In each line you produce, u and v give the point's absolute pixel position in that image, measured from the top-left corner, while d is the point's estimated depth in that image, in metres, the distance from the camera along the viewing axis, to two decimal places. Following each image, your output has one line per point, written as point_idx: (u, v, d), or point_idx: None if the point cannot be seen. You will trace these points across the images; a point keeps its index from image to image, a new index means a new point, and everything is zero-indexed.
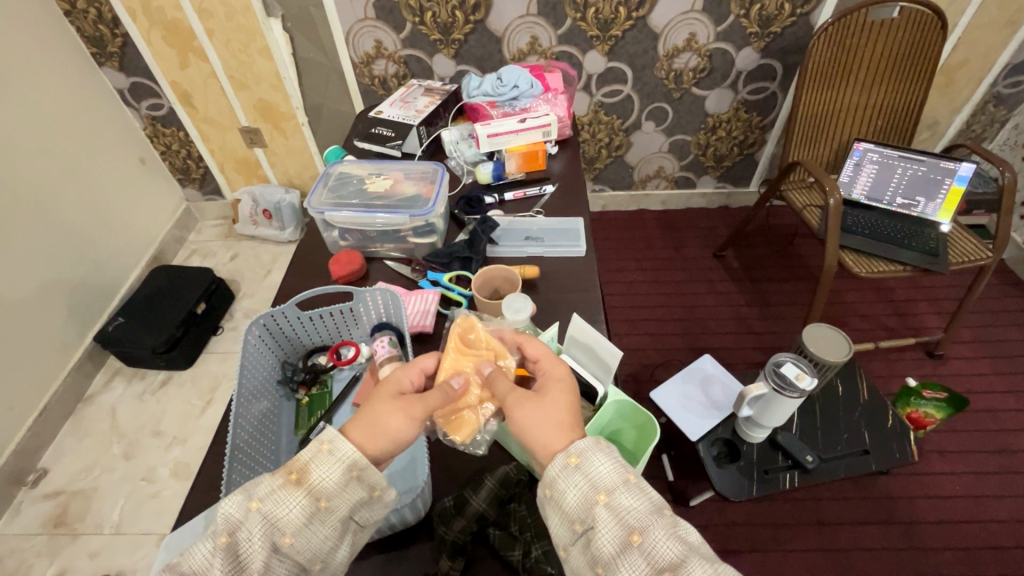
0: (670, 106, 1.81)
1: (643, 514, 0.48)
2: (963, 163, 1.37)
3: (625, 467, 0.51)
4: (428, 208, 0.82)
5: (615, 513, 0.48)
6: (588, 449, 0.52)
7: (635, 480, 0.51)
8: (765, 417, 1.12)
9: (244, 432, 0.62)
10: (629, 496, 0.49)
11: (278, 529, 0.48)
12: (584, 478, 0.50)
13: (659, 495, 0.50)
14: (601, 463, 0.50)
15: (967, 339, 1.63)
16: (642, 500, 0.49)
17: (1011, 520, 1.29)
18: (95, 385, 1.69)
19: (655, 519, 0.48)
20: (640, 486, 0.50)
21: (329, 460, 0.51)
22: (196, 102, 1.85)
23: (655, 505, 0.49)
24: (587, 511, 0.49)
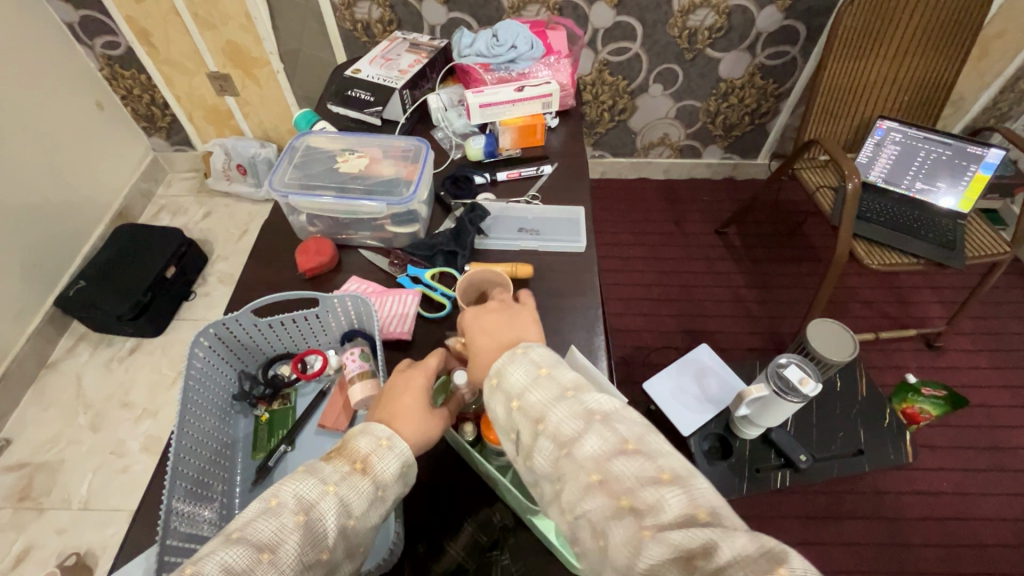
0: (681, 68, 1.67)
1: (549, 401, 0.48)
2: (992, 149, 1.28)
3: (538, 362, 0.51)
4: (409, 195, 0.71)
5: (527, 411, 0.49)
6: (505, 358, 0.52)
7: (546, 372, 0.50)
8: (762, 416, 1.07)
9: (193, 459, 0.54)
10: (537, 392, 0.49)
11: (347, 512, 0.44)
12: (500, 389, 0.50)
13: (568, 377, 0.50)
14: (511, 371, 0.50)
15: (967, 331, 1.59)
16: (549, 388, 0.49)
17: (996, 518, 1.28)
18: (59, 351, 1.60)
19: (559, 403, 0.48)
20: (550, 376, 0.50)
21: (387, 454, 0.47)
22: (156, 42, 1.66)
23: (560, 388, 0.49)
24: (509, 418, 0.50)
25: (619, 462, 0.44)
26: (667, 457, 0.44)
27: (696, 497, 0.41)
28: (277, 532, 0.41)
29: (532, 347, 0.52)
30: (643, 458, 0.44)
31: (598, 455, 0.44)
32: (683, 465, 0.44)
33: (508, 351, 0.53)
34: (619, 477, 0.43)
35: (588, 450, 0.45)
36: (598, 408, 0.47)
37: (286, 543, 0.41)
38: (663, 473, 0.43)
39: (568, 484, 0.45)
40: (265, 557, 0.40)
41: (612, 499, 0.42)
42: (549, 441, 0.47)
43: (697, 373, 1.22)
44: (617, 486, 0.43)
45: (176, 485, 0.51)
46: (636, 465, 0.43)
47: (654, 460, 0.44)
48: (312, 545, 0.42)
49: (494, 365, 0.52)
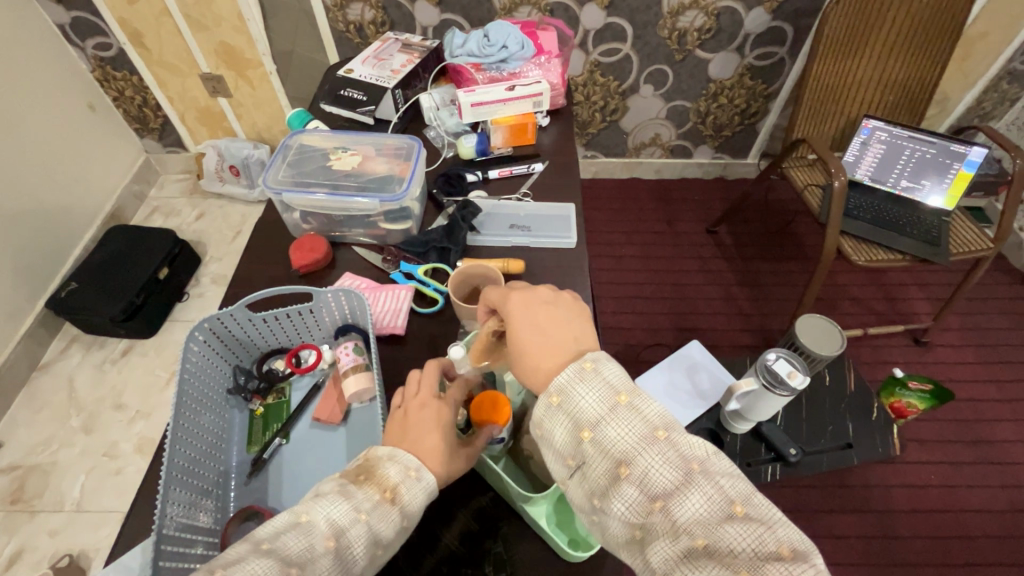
0: (671, 69, 1.69)
1: (634, 440, 0.44)
2: (974, 147, 1.31)
3: (615, 386, 0.47)
4: (402, 191, 0.72)
5: (602, 444, 0.45)
6: (569, 375, 0.48)
7: (627, 402, 0.46)
8: (752, 410, 1.09)
9: (188, 451, 0.55)
10: (616, 426, 0.45)
11: (375, 541, 0.44)
12: (567, 414, 0.47)
13: (655, 414, 0.45)
14: (583, 394, 0.46)
15: (954, 327, 1.62)
16: (634, 423, 0.45)
17: (982, 510, 1.31)
18: (51, 353, 1.59)
19: (649, 444, 0.44)
20: (633, 408, 0.45)
21: (416, 485, 0.47)
22: (149, 43, 1.66)
23: (649, 427, 0.44)
24: (578, 447, 0.47)
25: (729, 527, 0.39)
26: (782, 525, 0.39)
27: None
28: (307, 551, 0.41)
29: (602, 364, 0.48)
30: (755, 524, 0.39)
31: (699, 515, 0.40)
32: (799, 537, 0.39)
33: (576, 365, 0.48)
34: (731, 546, 0.38)
35: (689, 508, 0.40)
36: (695, 457, 0.43)
37: (316, 562, 0.41)
38: (781, 549, 0.38)
39: (657, 539, 0.40)
40: (292, 573, 0.40)
41: (723, 567, 0.37)
42: (634, 486, 0.42)
43: (688, 369, 1.24)
44: (730, 556, 0.37)
45: (171, 477, 0.51)
46: (747, 530, 0.38)
47: (770, 528, 0.39)
48: (338, 567, 0.42)
49: (556, 380, 0.48)
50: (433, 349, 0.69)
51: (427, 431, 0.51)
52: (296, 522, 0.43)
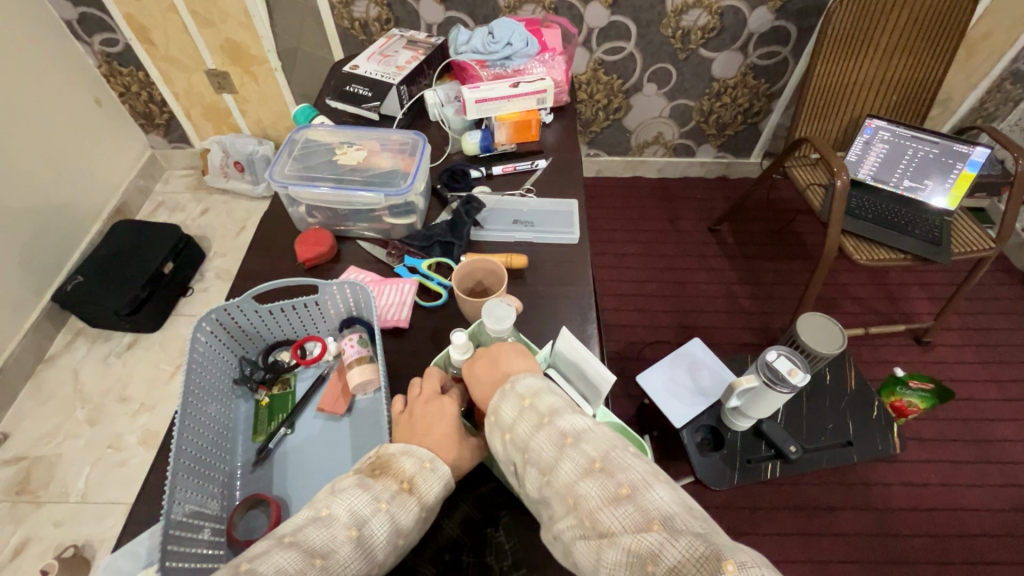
0: (674, 67, 1.69)
1: (529, 431, 0.48)
2: (977, 147, 1.31)
3: (524, 394, 0.50)
4: (406, 186, 0.73)
5: (517, 442, 0.48)
6: (498, 397, 0.51)
7: (530, 402, 0.49)
8: (752, 408, 1.10)
9: (194, 438, 0.55)
10: (521, 423, 0.48)
11: (397, 530, 0.46)
12: (493, 424, 0.50)
13: (546, 402, 0.49)
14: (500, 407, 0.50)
15: (954, 327, 1.62)
16: (530, 416, 0.49)
17: (980, 508, 1.31)
18: (57, 346, 1.61)
19: (539, 431, 0.47)
20: (531, 404, 0.49)
21: (431, 476, 0.49)
22: (155, 39, 1.67)
23: (537, 415, 0.48)
24: (502, 450, 0.50)
25: (586, 483, 0.43)
26: (627, 469, 0.43)
27: (655, 510, 0.40)
28: (329, 541, 0.43)
29: (517, 381, 0.51)
30: (606, 477, 0.43)
31: (570, 479, 0.44)
32: (644, 478, 0.43)
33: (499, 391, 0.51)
34: (588, 499, 0.42)
35: (563, 476, 0.44)
36: (571, 432, 0.46)
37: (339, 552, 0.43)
38: (622, 489, 0.42)
39: (552, 507, 0.45)
40: (317, 561, 0.42)
41: (578, 519, 0.42)
42: (534, 471, 0.47)
43: (690, 366, 1.26)
44: (586, 506, 0.42)
45: (178, 466, 0.52)
46: (599, 485, 0.43)
47: (615, 476, 0.43)
48: (359, 554, 0.44)
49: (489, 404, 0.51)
50: (437, 342, 0.69)
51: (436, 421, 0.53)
52: (317, 515, 0.45)
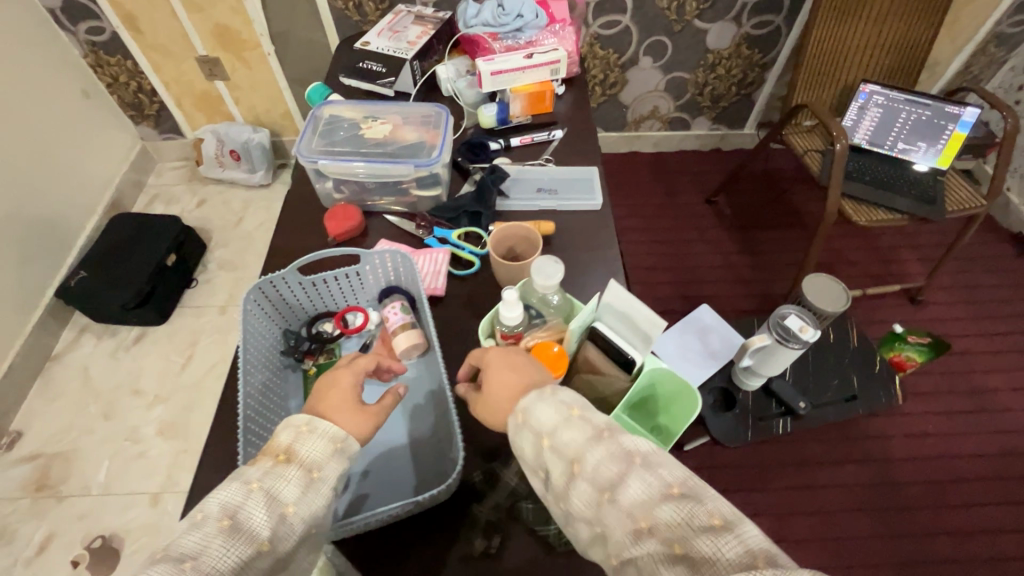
0: (670, 40, 1.71)
1: (583, 441, 0.46)
2: (968, 108, 1.35)
3: (567, 402, 0.49)
4: (435, 157, 0.74)
5: (560, 449, 0.46)
6: (533, 397, 0.50)
7: (578, 413, 0.48)
8: (764, 366, 1.14)
9: (252, 403, 0.57)
10: (568, 431, 0.46)
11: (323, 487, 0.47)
12: (528, 428, 0.48)
13: (602, 417, 0.47)
14: (539, 410, 0.48)
15: (946, 286, 1.68)
16: (583, 428, 0.47)
17: (975, 454, 1.38)
18: (62, 343, 1.59)
19: (596, 443, 0.45)
20: (583, 417, 0.47)
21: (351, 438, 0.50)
22: (142, 26, 1.63)
23: (595, 428, 0.46)
24: (540, 455, 0.48)
25: (665, 506, 0.40)
26: (714, 499, 0.41)
27: (755, 548, 0.37)
28: (238, 502, 0.43)
29: (558, 390, 0.50)
30: (689, 502, 0.40)
31: (641, 499, 0.41)
32: (732, 509, 0.40)
33: (536, 393, 0.50)
34: (666, 522, 0.40)
35: (630, 496, 0.42)
36: (637, 450, 0.44)
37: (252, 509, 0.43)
38: (715, 520, 0.39)
39: (610, 526, 0.42)
40: (227, 523, 0.42)
41: (658, 543, 0.39)
42: (586, 483, 0.44)
43: (699, 331, 1.29)
44: (665, 532, 0.39)
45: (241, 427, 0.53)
46: (682, 510, 0.40)
47: (703, 503, 0.40)
48: (275, 509, 0.44)
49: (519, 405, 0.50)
50: (474, 308, 0.71)
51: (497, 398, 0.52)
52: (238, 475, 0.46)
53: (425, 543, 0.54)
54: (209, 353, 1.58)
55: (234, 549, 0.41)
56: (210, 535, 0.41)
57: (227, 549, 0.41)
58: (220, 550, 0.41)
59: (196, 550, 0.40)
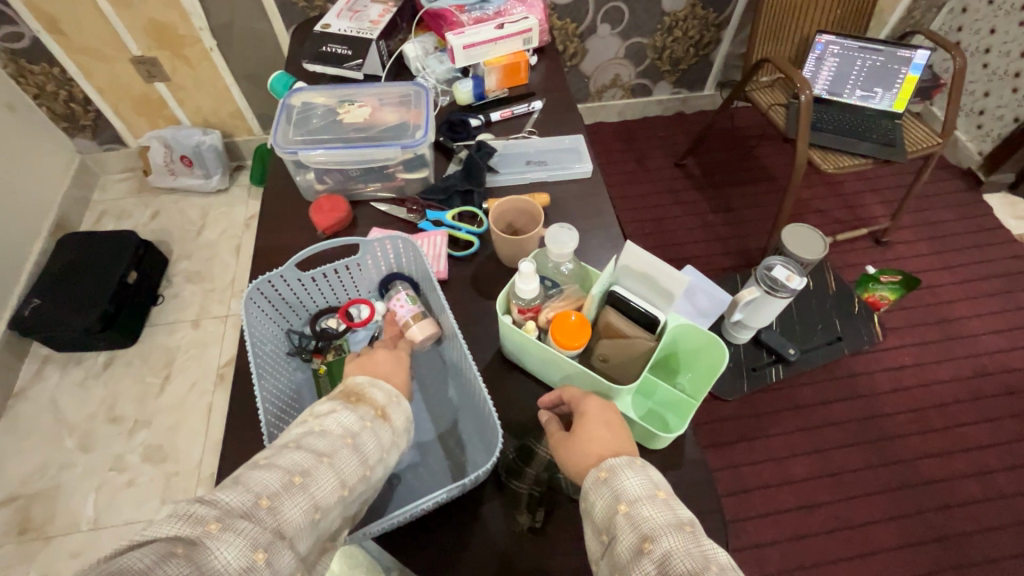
0: (626, 5, 1.70)
1: (660, 522, 0.42)
2: (919, 51, 1.40)
3: (657, 484, 0.46)
4: (422, 136, 0.71)
5: (635, 521, 0.43)
6: (624, 461, 0.47)
7: (665, 497, 0.44)
8: (754, 318, 1.17)
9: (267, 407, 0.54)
10: (651, 508, 0.43)
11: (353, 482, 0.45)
12: (608, 487, 0.45)
13: (688, 514, 0.43)
14: (631, 473, 0.45)
15: (907, 225, 1.76)
16: (665, 514, 0.43)
17: (949, 379, 1.46)
18: (23, 378, 1.49)
19: (676, 531, 0.41)
20: (668, 503, 0.44)
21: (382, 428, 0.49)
22: (67, 28, 1.50)
23: (679, 520, 0.42)
24: (610, 520, 0.44)
25: None
26: None
27: None
28: (311, 457, 0.43)
29: (654, 471, 0.47)
30: None
31: None
32: None
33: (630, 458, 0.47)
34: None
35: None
36: (715, 558, 0.40)
37: (320, 471, 0.43)
38: None
39: None
40: (295, 479, 0.41)
41: None
42: (654, 565, 0.40)
43: None
44: None
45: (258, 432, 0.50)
46: None
47: None
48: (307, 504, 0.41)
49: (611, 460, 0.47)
50: (480, 289, 0.69)
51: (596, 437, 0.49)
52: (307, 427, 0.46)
53: (466, 525, 0.53)
54: (188, 370, 1.51)
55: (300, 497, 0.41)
56: (281, 486, 0.40)
57: (296, 495, 0.40)
58: (289, 496, 0.40)
59: (270, 493, 0.40)
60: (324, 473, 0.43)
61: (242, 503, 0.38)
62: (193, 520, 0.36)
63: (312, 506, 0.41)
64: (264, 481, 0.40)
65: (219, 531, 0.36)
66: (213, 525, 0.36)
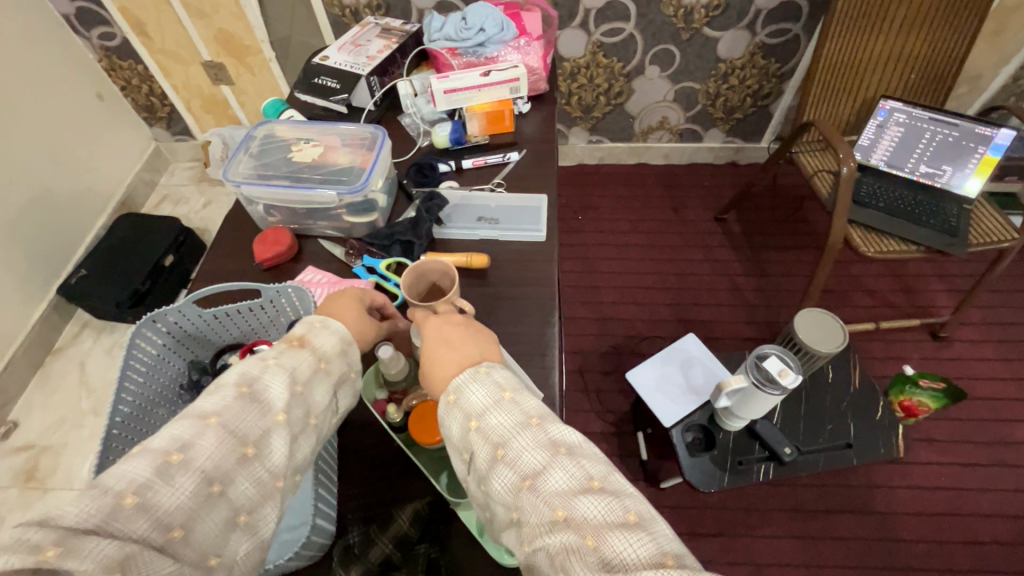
0: (678, 48, 1.62)
1: (513, 425, 0.46)
2: (1001, 130, 1.22)
3: (500, 384, 0.49)
4: (361, 183, 0.71)
5: (486, 433, 0.47)
6: (467, 375, 0.50)
7: (511, 397, 0.48)
8: (743, 409, 1.05)
9: (134, 424, 0.57)
10: (498, 414, 0.47)
11: (240, 438, 0.44)
12: (458, 409, 0.49)
13: (533, 405, 0.48)
14: (471, 390, 0.48)
15: (975, 321, 1.53)
16: (513, 413, 0.47)
17: (992, 514, 1.24)
18: (65, 337, 1.66)
19: (525, 430, 0.46)
20: (516, 402, 0.48)
21: (294, 355, 0.51)
22: (151, 31, 1.67)
23: (525, 415, 0.47)
24: (466, 439, 0.48)
25: (584, 499, 0.41)
26: (632, 498, 0.43)
27: (661, 543, 0.39)
28: (190, 437, 0.42)
29: (494, 369, 0.50)
30: (608, 496, 0.42)
31: (561, 490, 0.42)
32: (645, 508, 0.42)
33: (471, 368, 0.50)
34: (585, 515, 0.40)
35: (552, 486, 0.42)
36: (563, 442, 0.45)
37: (198, 446, 0.42)
38: (629, 515, 0.41)
39: (526, 513, 0.42)
40: (174, 460, 0.41)
41: (574, 534, 0.40)
42: (509, 469, 0.44)
43: (682, 363, 1.25)
44: (583, 523, 0.40)
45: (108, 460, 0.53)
46: (600, 503, 0.41)
47: (620, 499, 0.42)
48: (197, 483, 0.41)
49: (453, 381, 0.50)
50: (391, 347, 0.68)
51: (443, 357, 0.52)
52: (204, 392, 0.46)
53: None
54: None
55: (172, 491, 0.40)
56: (153, 473, 0.40)
57: (173, 484, 0.40)
58: (160, 491, 0.39)
59: (137, 487, 0.39)
60: (206, 463, 0.42)
61: (100, 509, 0.37)
62: (25, 549, 0.33)
63: (199, 488, 0.41)
64: (131, 477, 0.39)
65: (59, 556, 0.34)
66: (53, 551, 0.34)
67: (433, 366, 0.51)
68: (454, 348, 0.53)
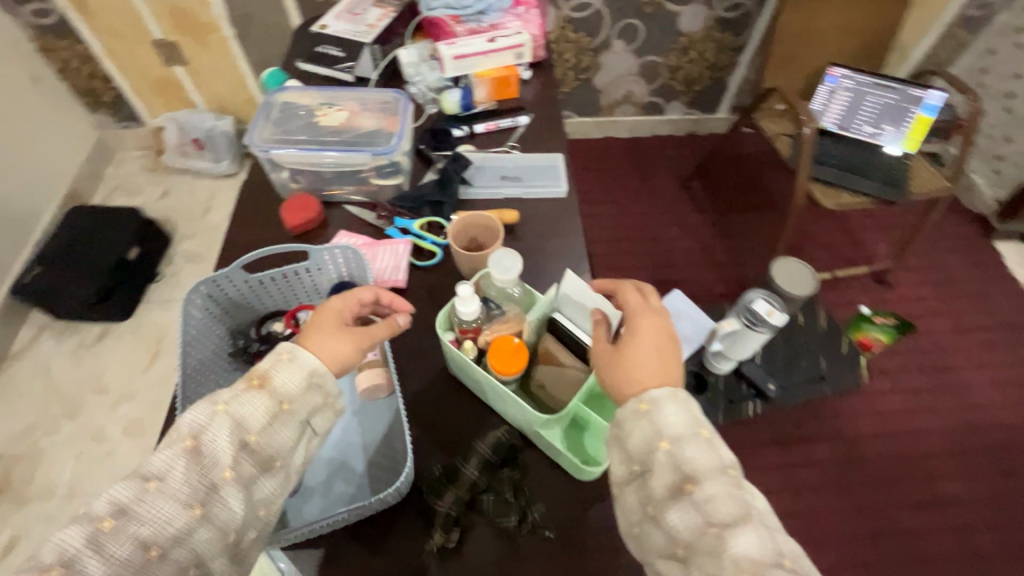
0: (642, 22, 1.69)
1: (702, 461, 0.44)
2: (932, 91, 1.37)
3: (698, 422, 0.47)
4: (394, 144, 0.72)
5: (675, 461, 0.45)
6: (664, 393, 0.49)
7: (708, 437, 0.46)
8: (733, 350, 1.14)
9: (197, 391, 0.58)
10: (693, 448, 0.45)
11: (244, 429, 0.45)
12: (649, 422, 0.47)
13: (729, 456, 0.45)
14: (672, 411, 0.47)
15: (913, 267, 1.72)
16: (705, 453, 0.45)
17: (938, 430, 1.42)
18: (21, 341, 1.54)
19: (719, 477, 0.43)
20: (711, 445, 0.45)
21: (291, 365, 0.49)
22: (92, 7, 1.55)
23: (722, 464, 0.45)
24: (647, 454, 0.46)
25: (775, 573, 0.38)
26: None
27: None
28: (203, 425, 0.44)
29: (690, 400, 0.48)
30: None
31: (752, 555, 0.39)
32: None
33: (669, 388, 0.49)
34: None
35: (740, 546, 0.40)
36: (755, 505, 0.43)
37: (213, 439, 0.44)
38: None
39: (702, 558, 0.40)
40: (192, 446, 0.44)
41: None
42: (694, 507, 0.42)
43: None
44: None
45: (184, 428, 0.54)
46: None
47: None
48: (209, 473, 0.43)
49: (650, 391, 0.49)
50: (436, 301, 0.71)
51: (646, 364, 0.51)
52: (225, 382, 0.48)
53: (391, 531, 0.57)
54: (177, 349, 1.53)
55: (181, 492, 0.42)
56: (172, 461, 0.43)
57: (189, 469, 0.43)
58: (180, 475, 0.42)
59: (159, 473, 0.42)
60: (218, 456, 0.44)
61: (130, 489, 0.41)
62: (88, 519, 0.40)
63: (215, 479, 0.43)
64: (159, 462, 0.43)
65: (108, 527, 0.39)
66: (108, 520, 0.40)
67: (639, 370, 0.51)
68: (660, 360, 0.52)
